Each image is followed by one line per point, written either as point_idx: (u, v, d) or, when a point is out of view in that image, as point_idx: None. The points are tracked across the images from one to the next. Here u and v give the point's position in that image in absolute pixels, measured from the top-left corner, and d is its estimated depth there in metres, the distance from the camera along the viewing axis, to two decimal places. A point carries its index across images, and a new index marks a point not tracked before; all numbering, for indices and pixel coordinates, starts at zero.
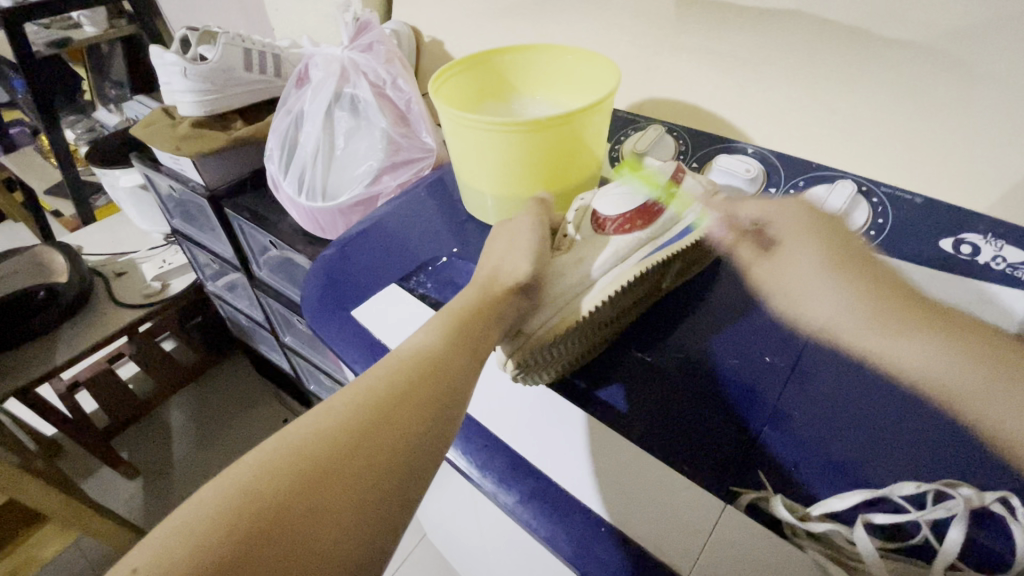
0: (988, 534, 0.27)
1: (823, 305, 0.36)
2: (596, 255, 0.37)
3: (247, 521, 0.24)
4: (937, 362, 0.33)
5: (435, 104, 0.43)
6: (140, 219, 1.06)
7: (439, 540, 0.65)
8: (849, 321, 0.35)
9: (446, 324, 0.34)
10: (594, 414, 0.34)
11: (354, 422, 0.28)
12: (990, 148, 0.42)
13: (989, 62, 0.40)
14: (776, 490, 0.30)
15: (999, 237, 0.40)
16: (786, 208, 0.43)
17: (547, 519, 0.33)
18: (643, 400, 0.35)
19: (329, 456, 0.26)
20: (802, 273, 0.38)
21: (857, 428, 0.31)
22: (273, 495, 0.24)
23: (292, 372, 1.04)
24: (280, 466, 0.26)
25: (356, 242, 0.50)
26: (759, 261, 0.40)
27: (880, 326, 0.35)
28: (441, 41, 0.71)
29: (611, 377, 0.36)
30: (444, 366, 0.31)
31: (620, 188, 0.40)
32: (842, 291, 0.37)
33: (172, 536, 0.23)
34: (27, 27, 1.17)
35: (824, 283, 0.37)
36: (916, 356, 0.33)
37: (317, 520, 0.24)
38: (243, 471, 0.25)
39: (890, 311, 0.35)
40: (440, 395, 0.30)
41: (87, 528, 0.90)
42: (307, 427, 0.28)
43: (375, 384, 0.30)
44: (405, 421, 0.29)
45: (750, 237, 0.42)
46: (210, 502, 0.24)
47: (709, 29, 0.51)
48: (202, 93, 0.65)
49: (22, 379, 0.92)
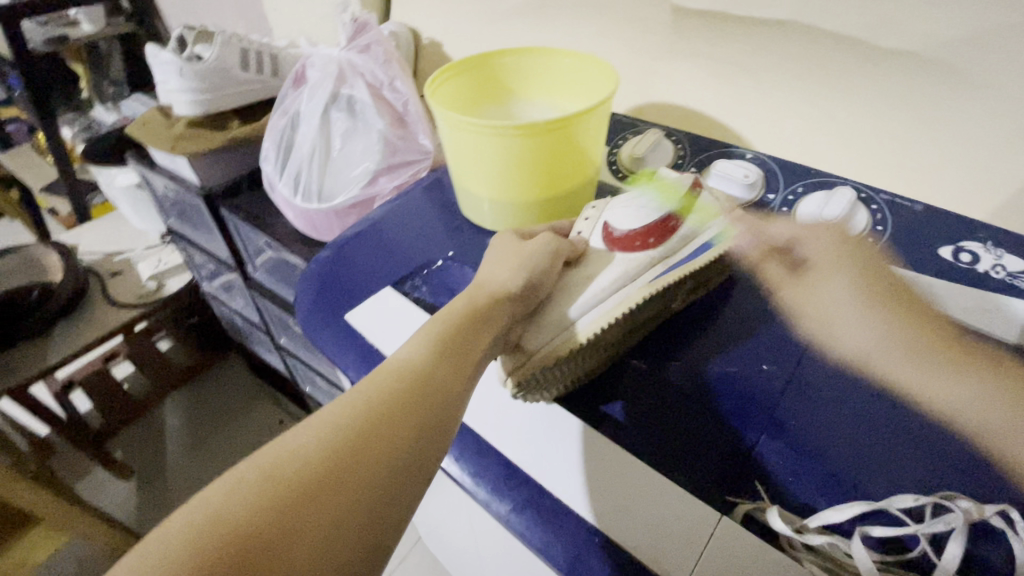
0: (988, 549, 0.26)
1: (856, 332, 0.35)
2: (602, 272, 0.35)
3: (219, 547, 0.23)
4: (969, 397, 0.31)
5: (432, 106, 0.43)
6: (136, 218, 1.05)
7: (433, 545, 0.65)
8: (877, 353, 0.34)
9: (438, 336, 0.32)
10: (594, 423, 0.33)
11: (338, 440, 0.27)
12: (991, 157, 0.42)
13: (991, 72, 0.40)
14: (771, 501, 0.29)
15: (999, 246, 0.40)
16: (818, 230, 0.41)
17: (539, 529, 0.35)
18: (648, 415, 0.34)
19: (316, 474, 0.25)
20: (835, 309, 0.36)
21: (850, 437, 0.31)
22: (247, 518, 0.24)
23: (288, 373, 1.04)
24: (258, 487, 0.25)
25: (352, 245, 0.49)
26: (790, 284, 0.39)
27: (907, 360, 0.33)
28: (438, 42, 0.71)
29: (617, 392, 0.35)
30: (432, 380, 0.30)
31: (637, 201, 0.38)
32: (866, 321, 0.35)
33: (153, 558, 0.23)
34: (24, 25, 1.16)
35: (852, 309, 0.36)
36: (947, 392, 0.32)
37: (299, 543, 0.24)
38: (219, 490, 0.25)
39: (923, 344, 0.34)
40: (431, 410, 0.29)
41: (79, 529, 0.89)
42: (288, 444, 0.27)
43: (360, 400, 0.29)
44: (390, 437, 0.28)
45: (778, 260, 0.41)
46: (183, 525, 0.24)
47: (708, 35, 0.51)
48: (197, 93, 0.64)
49: (15, 379, 0.91)
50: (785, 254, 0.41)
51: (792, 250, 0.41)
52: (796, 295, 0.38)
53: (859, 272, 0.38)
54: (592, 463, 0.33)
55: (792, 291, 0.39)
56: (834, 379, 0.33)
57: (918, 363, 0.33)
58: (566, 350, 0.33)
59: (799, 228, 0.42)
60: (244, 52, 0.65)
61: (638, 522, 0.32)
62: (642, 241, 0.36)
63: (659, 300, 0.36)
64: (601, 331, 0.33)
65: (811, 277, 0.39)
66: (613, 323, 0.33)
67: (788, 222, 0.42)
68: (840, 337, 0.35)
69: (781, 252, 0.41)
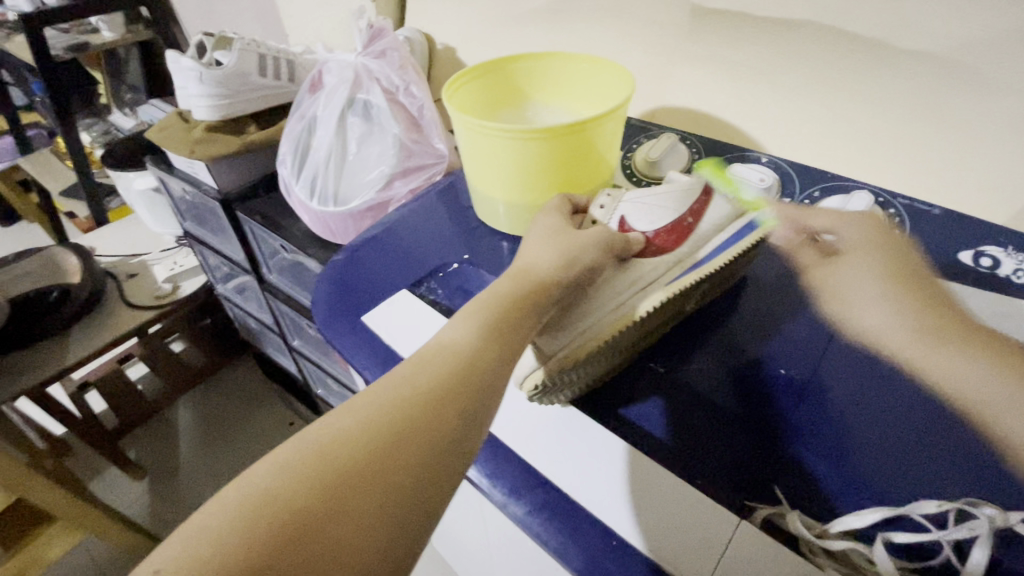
0: (1015, 557, 0.26)
1: (877, 312, 0.35)
2: (620, 281, 0.36)
3: (264, 525, 0.22)
4: (980, 383, 0.31)
5: (449, 109, 0.43)
6: (152, 221, 1.06)
7: (443, 550, 0.66)
8: (893, 335, 0.34)
9: (481, 320, 0.31)
10: (632, 439, 0.33)
11: (382, 424, 0.26)
12: (1008, 161, 0.42)
13: (1010, 72, 0.39)
14: (792, 506, 0.29)
15: (1021, 249, 0.40)
16: (857, 221, 0.40)
17: (557, 532, 0.36)
18: (682, 423, 0.33)
19: (361, 459, 0.25)
20: (865, 306, 0.36)
21: (869, 439, 0.30)
22: (295, 498, 0.23)
23: (300, 375, 1.05)
24: (303, 467, 0.24)
25: (369, 247, 0.50)
26: (817, 267, 0.39)
27: (929, 343, 0.33)
28: (453, 48, 0.72)
29: (643, 393, 0.35)
30: (477, 366, 0.29)
31: (654, 199, 0.39)
32: (890, 301, 0.35)
33: (194, 536, 0.22)
34: (48, 32, 1.20)
35: (875, 291, 0.36)
36: (959, 375, 0.32)
37: (341, 527, 0.23)
38: (263, 470, 0.24)
39: (942, 326, 0.34)
40: (473, 395, 0.29)
41: (93, 527, 0.90)
42: (330, 424, 0.26)
43: (400, 384, 0.28)
44: (433, 424, 0.27)
45: (812, 244, 0.41)
46: (228, 502, 0.23)
47: (722, 39, 0.51)
48: (217, 98, 0.65)
49: (33, 379, 0.93)
50: (818, 241, 0.41)
51: (825, 236, 0.40)
52: (821, 276, 0.39)
53: (885, 254, 0.38)
54: (638, 484, 0.33)
55: (818, 273, 0.39)
56: (852, 386, 0.33)
57: (935, 345, 0.33)
58: (585, 350, 0.32)
59: (840, 218, 0.41)
60: (263, 57, 0.66)
61: (669, 529, 0.32)
62: (657, 243, 0.37)
63: (676, 303, 0.36)
64: (619, 334, 0.33)
65: (840, 258, 0.39)
66: (631, 326, 0.33)
67: (827, 211, 0.41)
68: (859, 316, 0.36)
69: (814, 240, 0.41)
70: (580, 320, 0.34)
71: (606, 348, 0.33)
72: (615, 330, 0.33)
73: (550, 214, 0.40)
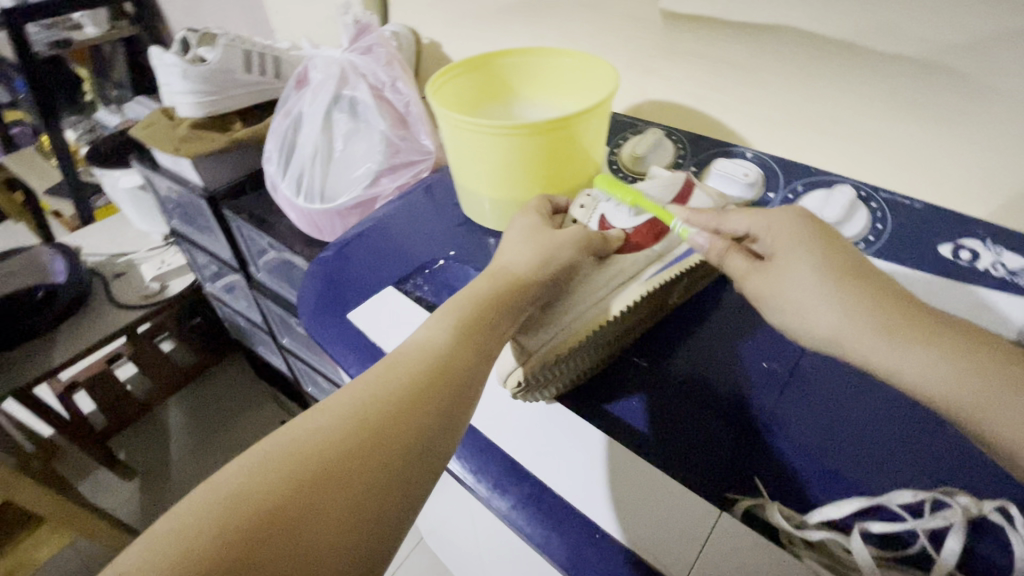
0: (989, 545, 0.26)
1: (821, 314, 0.30)
2: (601, 275, 0.36)
3: (239, 523, 0.22)
4: (939, 378, 0.26)
5: (434, 106, 0.43)
6: (139, 219, 1.05)
7: (433, 546, 0.66)
8: (843, 337, 0.29)
9: (457, 320, 0.32)
10: (622, 438, 0.33)
11: (358, 424, 0.26)
12: (985, 158, 0.42)
13: (990, 74, 0.39)
14: (772, 497, 0.29)
15: (999, 243, 0.40)
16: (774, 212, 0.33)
17: (541, 525, 0.34)
18: (665, 418, 0.33)
19: (337, 459, 0.25)
20: (809, 300, 0.30)
21: (848, 429, 0.31)
22: (269, 498, 0.23)
23: (290, 373, 1.04)
24: (277, 467, 0.24)
25: (353, 244, 0.50)
26: (748, 274, 0.33)
27: (876, 342, 0.28)
28: (439, 43, 0.72)
29: (627, 389, 0.35)
30: (454, 365, 0.30)
31: (635, 193, 0.39)
32: (836, 299, 0.29)
33: (168, 537, 0.22)
34: (29, 28, 1.17)
35: (818, 289, 0.30)
36: (919, 370, 0.27)
37: (315, 526, 0.23)
38: (240, 470, 0.24)
39: (894, 322, 0.28)
40: (450, 396, 0.29)
41: (82, 528, 0.89)
42: (307, 425, 0.26)
43: (377, 384, 0.28)
44: (409, 422, 0.27)
45: (739, 249, 0.34)
46: (198, 505, 0.23)
47: (704, 38, 0.51)
48: (201, 95, 0.64)
49: (18, 381, 0.92)
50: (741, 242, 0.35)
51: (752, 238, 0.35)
52: (757, 285, 0.33)
53: (826, 245, 0.31)
54: (621, 481, 0.32)
55: (756, 282, 0.33)
56: (834, 379, 0.33)
57: (895, 338, 0.27)
58: (566, 345, 0.33)
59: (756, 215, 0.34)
60: (247, 54, 0.66)
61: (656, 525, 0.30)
62: (638, 237, 0.37)
63: (654, 300, 0.36)
64: (601, 329, 0.33)
65: (772, 263, 0.32)
66: (612, 321, 0.34)
67: (742, 209, 0.34)
68: (809, 320, 0.30)
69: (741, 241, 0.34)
70: (562, 314, 0.34)
71: (588, 343, 0.33)
72: (595, 325, 0.33)
73: (534, 212, 0.40)
